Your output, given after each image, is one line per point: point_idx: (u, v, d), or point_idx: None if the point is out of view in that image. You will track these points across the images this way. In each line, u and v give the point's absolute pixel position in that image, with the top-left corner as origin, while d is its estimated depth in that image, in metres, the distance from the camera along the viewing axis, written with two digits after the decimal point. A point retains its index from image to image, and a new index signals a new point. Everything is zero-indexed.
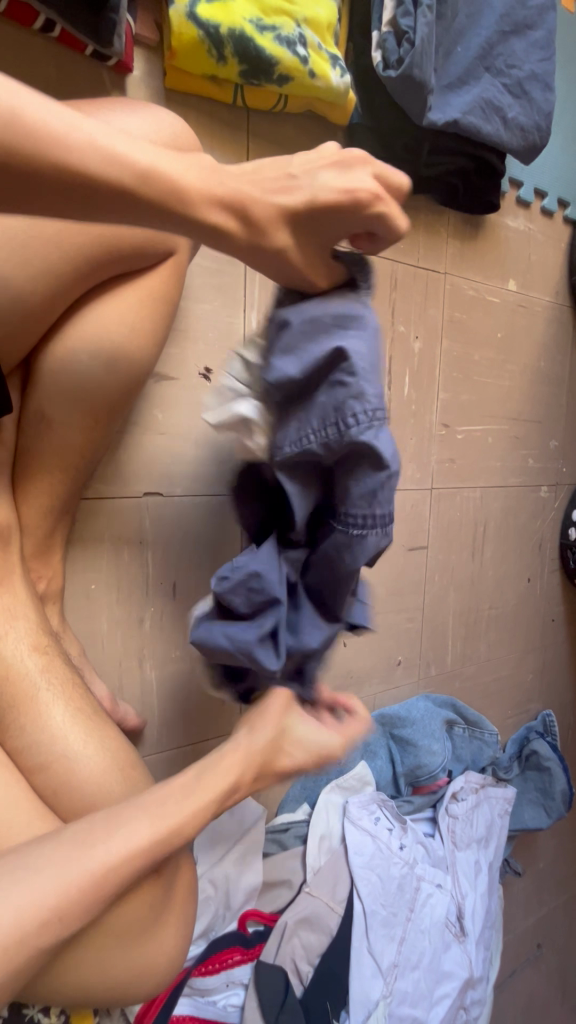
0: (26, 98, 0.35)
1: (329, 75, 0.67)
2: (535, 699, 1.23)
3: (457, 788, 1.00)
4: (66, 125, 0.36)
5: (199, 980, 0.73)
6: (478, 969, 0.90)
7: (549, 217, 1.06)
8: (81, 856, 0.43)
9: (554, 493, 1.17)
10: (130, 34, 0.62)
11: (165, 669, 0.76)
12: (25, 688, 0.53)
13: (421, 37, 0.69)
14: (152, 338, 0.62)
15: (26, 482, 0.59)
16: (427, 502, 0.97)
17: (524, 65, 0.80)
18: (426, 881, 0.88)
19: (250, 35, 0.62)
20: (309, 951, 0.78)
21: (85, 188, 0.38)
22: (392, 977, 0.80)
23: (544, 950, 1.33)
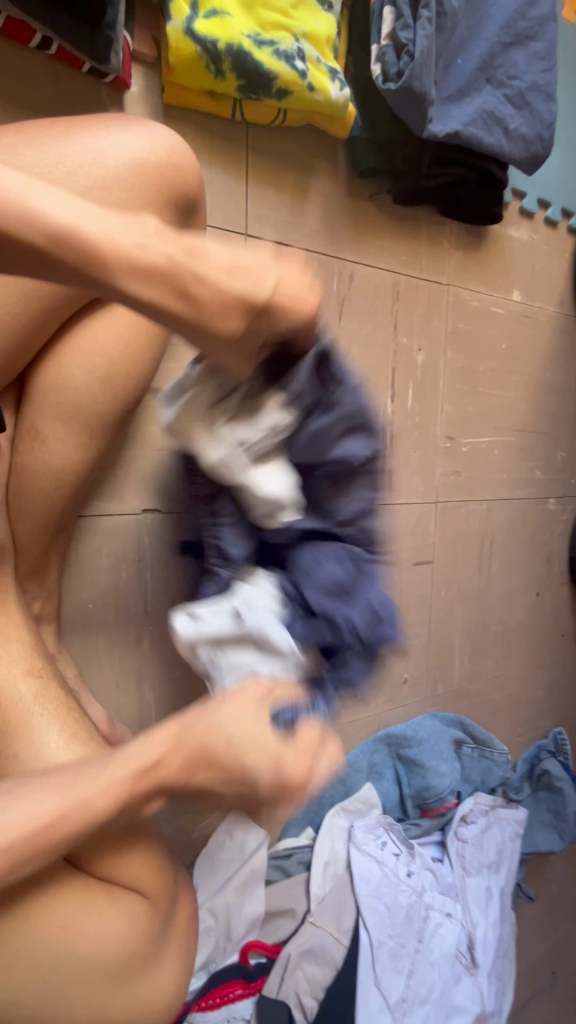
0: (32, 186, 0.38)
1: (328, 88, 0.67)
2: (545, 716, 1.20)
3: (466, 811, 0.97)
4: (67, 214, 0.39)
5: (200, 1017, 0.70)
6: (490, 1003, 0.87)
7: (553, 226, 1.05)
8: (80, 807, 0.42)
9: (562, 505, 1.15)
10: (127, 51, 0.61)
11: (164, 689, 0.74)
12: (17, 713, 0.52)
13: (420, 49, 0.68)
14: (149, 352, 0.61)
15: (19, 500, 0.58)
16: (432, 516, 0.95)
17: (525, 76, 0.79)
18: (436, 909, 0.85)
19: (248, 49, 0.62)
20: (314, 985, 0.75)
21: (69, 269, 0.40)
22: (400, 1012, 0.77)
23: (559, 980, 1.28)
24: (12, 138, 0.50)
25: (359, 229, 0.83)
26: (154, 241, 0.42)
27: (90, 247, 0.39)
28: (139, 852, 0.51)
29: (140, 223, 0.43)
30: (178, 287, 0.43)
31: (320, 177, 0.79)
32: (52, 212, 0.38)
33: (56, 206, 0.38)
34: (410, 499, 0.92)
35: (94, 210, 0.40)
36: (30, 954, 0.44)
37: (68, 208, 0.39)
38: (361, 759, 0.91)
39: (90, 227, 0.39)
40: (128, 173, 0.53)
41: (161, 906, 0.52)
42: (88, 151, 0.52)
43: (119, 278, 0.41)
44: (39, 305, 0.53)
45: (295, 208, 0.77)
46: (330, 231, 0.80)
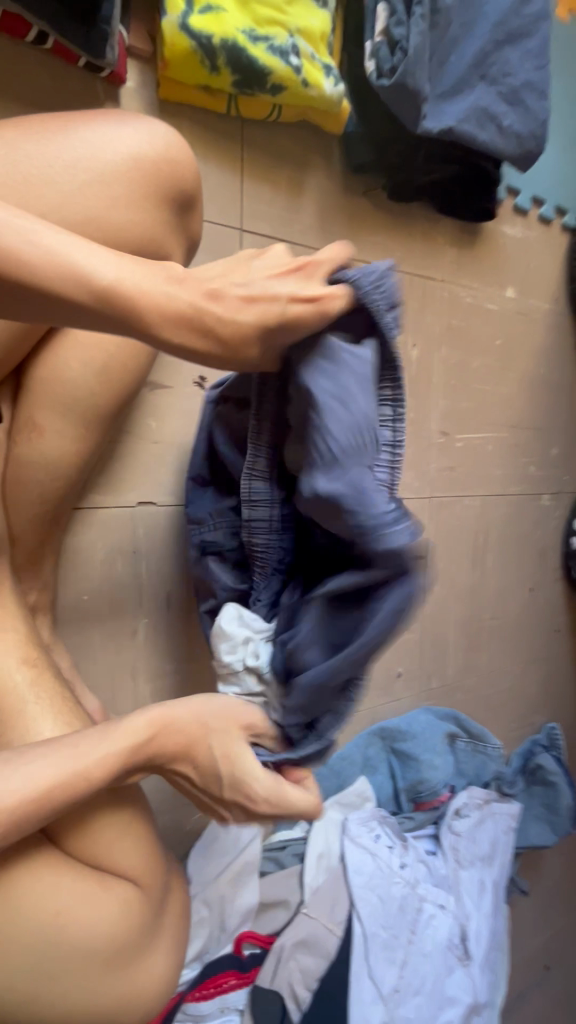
0: (50, 233, 0.39)
1: (323, 84, 0.67)
2: (539, 711, 1.20)
3: (460, 804, 0.98)
4: (87, 259, 0.40)
5: (193, 1005, 0.72)
6: (483, 994, 0.87)
7: (547, 224, 1.06)
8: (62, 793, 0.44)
9: (556, 501, 1.16)
10: (123, 45, 0.62)
11: (159, 681, 0.75)
12: (11, 702, 0.52)
13: (414, 45, 0.69)
14: (144, 345, 0.61)
15: (15, 491, 0.58)
16: (427, 510, 0.96)
17: (519, 74, 0.80)
18: (429, 901, 0.85)
19: (243, 45, 0.63)
20: (307, 975, 0.75)
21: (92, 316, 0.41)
22: (393, 1003, 0.78)
23: (552, 974, 1.29)
24: (8, 131, 0.51)
25: (354, 225, 0.84)
26: (170, 275, 0.43)
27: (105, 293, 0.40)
28: (132, 836, 0.51)
29: (164, 265, 0.43)
30: (203, 324, 0.43)
31: (315, 173, 0.79)
32: (71, 257, 0.39)
33: (76, 252, 0.40)
34: (404, 494, 0.93)
35: (111, 253, 0.41)
36: (22, 940, 0.44)
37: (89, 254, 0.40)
38: (355, 752, 0.92)
39: (106, 270, 0.40)
40: (122, 167, 0.53)
41: (152, 892, 0.51)
42: (83, 144, 0.52)
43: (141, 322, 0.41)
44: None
45: (291, 204, 0.78)
46: (324, 226, 0.81)
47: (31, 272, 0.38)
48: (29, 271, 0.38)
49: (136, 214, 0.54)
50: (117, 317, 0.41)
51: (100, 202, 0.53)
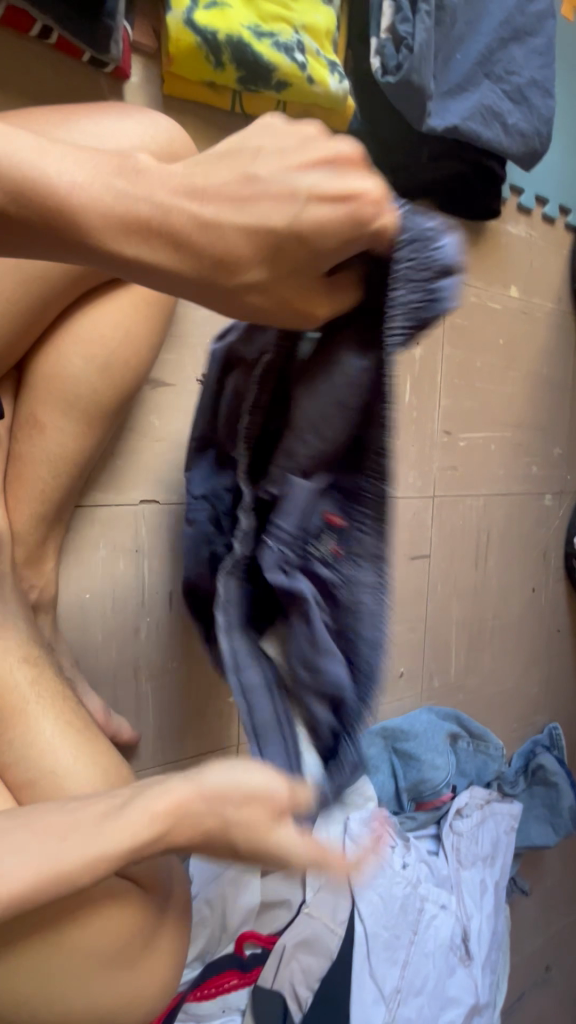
0: (41, 153, 0.35)
1: (328, 81, 0.67)
2: (541, 711, 1.20)
3: (462, 804, 0.98)
4: (88, 184, 0.35)
5: (195, 1005, 0.71)
6: (484, 994, 0.87)
7: (550, 223, 1.06)
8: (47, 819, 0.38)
9: (559, 501, 1.16)
10: (127, 40, 0.61)
11: (161, 680, 0.75)
12: (13, 701, 0.51)
13: (419, 42, 0.68)
14: (148, 342, 0.61)
15: (17, 488, 0.58)
16: (429, 510, 0.96)
17: (524, 72, 0.80)
18: (430, 902, 0.85)
19: (247, 41, 0.62)
20: (309, 975, 0.75)
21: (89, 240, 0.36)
22: (394, 1003, 0.78)
23: (553, 974, 1.29)
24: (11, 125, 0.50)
25: None
26: (165, 191, 0.37)
27: (100, 218, 0.36)
28: None
29: (159, 170, 0.38)
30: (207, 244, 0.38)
31: None
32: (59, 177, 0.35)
33: (71, 172, 0.35)
34: (407, 493, 0.93)
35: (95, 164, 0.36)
36: (22, 942, 0.43)
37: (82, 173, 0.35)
38: None
39: (99, 190, 0.36)
40: None
41: (156, 896, 0.51)
42: (87, 139, 0.52)
43: (135, 246, 0.37)
44: (37, 291, 0.53)
45: None
46: None
47: (27, 203, 0.34)
48: (32, 204, 0.34)
49: None
50: (117, 241, 0.36)
51: None
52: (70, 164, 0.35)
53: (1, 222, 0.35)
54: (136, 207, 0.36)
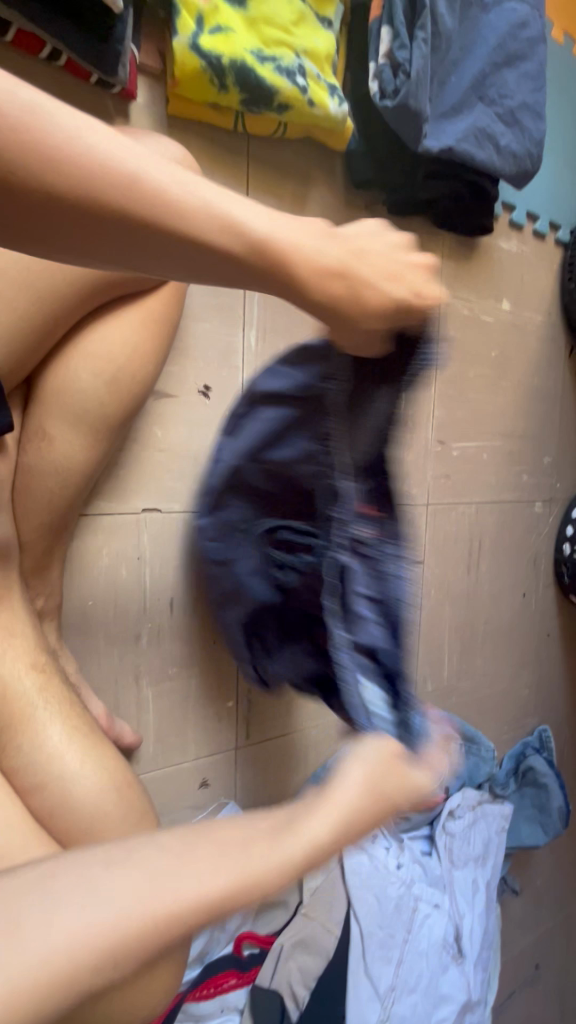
0: (65, 113, 0.32)
1: (327, 104, 0.69)
2: (531, 713, 1.23)
3: (455, 806, 1.00)
4: (126, 154, 0.34)
5: (194, 1006, 0.72)
6: (476, 991, 0.89)
7: (541, 239, 1.09)
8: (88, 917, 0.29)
9: (548, 508, 1.19)
10: (134, 62, 0.63)
11: (162, 685, 0.76)
12: (21, 707, 0.53)
13: (416, 68, 0.71)
14: (152, 357, 0.62)
15: (25, 498, 0.59)
16: (424, 518, 0.98)
17: (516, 96, 0.82)
18: (424, 901, 0.87)
19: (251, 65, 0.64)
20: (306, 975, 0.77)
21: (130, 227, 0.34)
22: (389, 1000, 0.79)
23: (542, 972, 1.31)
24: None
25: None
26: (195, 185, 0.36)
27: (139, 210, 0.34)
28: None
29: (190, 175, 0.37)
30: (240, 237, 0.38)
31: (318, 188, 0.81)
32: (92, 148, 0.32)
33: (109, 148, 0.33)
34: None
35: (122, 141, 0.34)
36: None
37: (118, 146, 0.33)
38: None
39: (134, 168, 0.34)
40: None
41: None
42: None
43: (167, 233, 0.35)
44: (46, 308, 0.54)
45: None
46: None
47: (55, 178, 0.31)
48: (61, 180, 0.31)
49: None
50: (159, 231, 0.35)
51: None
52: (105, 138, 0.33)
53: (34, 204, 0.32)
54: (178, 194, 0.35)
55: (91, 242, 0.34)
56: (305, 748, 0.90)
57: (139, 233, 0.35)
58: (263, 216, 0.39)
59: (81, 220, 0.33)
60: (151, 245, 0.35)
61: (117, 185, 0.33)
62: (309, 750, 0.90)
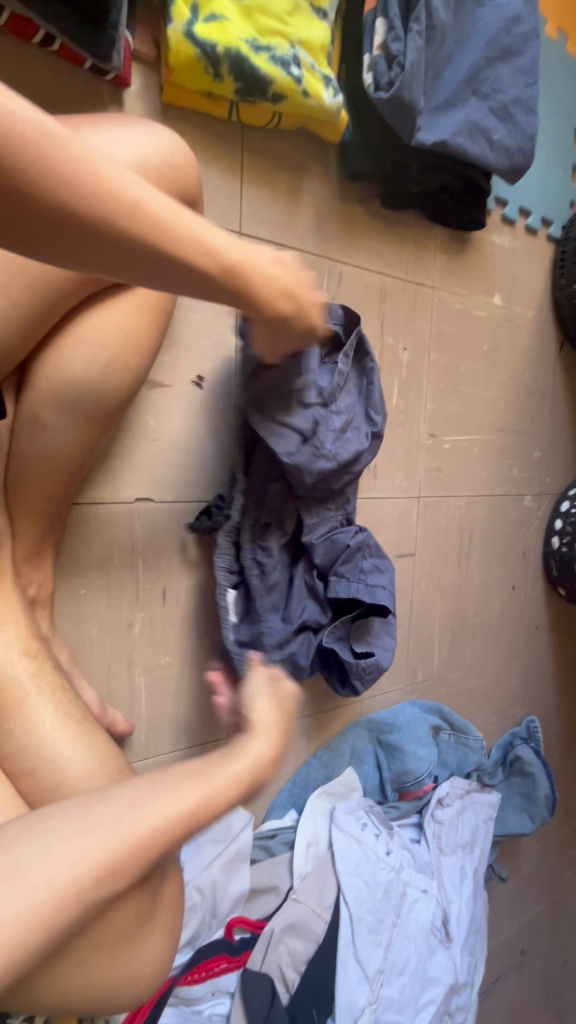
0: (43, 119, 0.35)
1: (322, 95, 0.69)
2: (519, 704, 1.24)
3: (443, 794, 1.01)
4: (134, 187, 0.39)
5: (185, 989, 0.73)
6: (462, 974, 0.91)
7: (533, 234, 1.10)
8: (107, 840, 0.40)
9: (538, 502, 1.20)
10: (128, 49, 0.63)
11: (154, 674, 0.76)
12: (13, 693, 0.53)
13: (411, 60, 0.71)
14: (146, 346, 0.63)
15: (18, 486, 0.59)
16: (415, 510, 0.99)
17: (509, 90, 0.83)
18: (412, 887, 0.88)
19: (246, 54, 0.64)
20: (295, 958, 0.78)
21: (111, 249, 0.39)
22: (378, 983, 0.81)
23: (528, 957, 1.34)
24: None
25: (348, 230, 0.86)
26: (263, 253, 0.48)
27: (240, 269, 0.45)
28: None
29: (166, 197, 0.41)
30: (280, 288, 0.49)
31: (312, 180, 0.81)
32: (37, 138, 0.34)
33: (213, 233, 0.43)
34: (393, 494, 0.96)
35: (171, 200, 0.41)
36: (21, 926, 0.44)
37: (198, 224, 0.42)
38: (343, 744, 0.94)
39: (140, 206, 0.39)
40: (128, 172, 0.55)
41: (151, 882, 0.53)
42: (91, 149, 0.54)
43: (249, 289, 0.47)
44: (39, 295, 0.54)
45: (288, 209, 0.80)
46: (321, 232, 0.83)
47: (46, 183, 0.35)
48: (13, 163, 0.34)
49: None
50: (154, 250, 0.40)
51: None
52: (115, 171, 0.38)
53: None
54: (155, 211, 0.39)
55: (195, 281, 0.43)
56: (296, 738, 0.91)
57: (124, 246, 0.39)
58: (246, 249, 0.46)
59: (86, 240, 0.38)
60: (118, 253, 0.39)
61: (80, 193, 0.36)
62: (300, 740, 0.91)
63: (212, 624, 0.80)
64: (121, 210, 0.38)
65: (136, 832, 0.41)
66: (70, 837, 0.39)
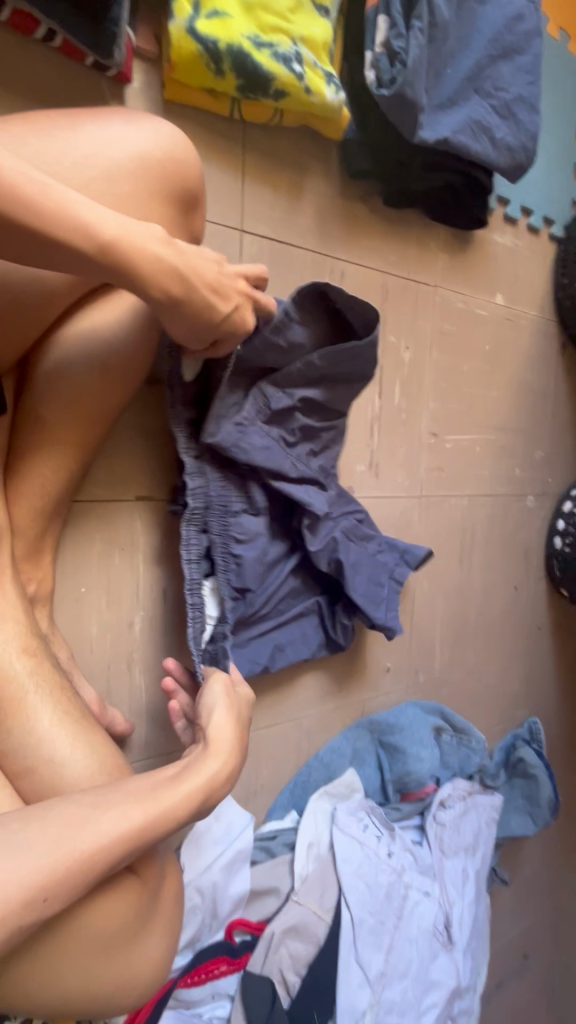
0: None
1: (324, 92, 0.69)
2: (522, 706, 1.23)
3: (445, 796, 1.00)
4: (31, 181, 0.44)
5: (185, 992, 0.73)
6: (465, 978, 0.90)
7: (535, 234, 1.10)
8: (67, 836, 0.41)
9: (540, 502, 1.19)
10: (130, 46, 0.63)
11: (154, 674, 0.76)
12: (12, 691, 0.53)
13: (413, 56, 0.71)
14: (146, 343, 0.63)
15: (16, 483, 0.59)
16: (416, 509, 0.99)
17: (511, 88, 0.83)
18: (414, 889, 0.88)
19: (247, 51, 0.64)
20: (296, 960, 0.78)
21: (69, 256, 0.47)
22: (379, 986, 0.80)
23: (530, 962, 1.33)
24: (16, 126, 0.51)
25: (350, 228, 0.86)
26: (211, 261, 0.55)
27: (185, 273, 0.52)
28: None
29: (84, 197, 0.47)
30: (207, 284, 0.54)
31: (314, 177, 0.81)
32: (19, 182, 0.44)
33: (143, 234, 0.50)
34: (394, 493, 0.95)
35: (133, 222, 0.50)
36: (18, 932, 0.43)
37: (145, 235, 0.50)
38: (345, 745, 0.94)
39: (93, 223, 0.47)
40: (131, 166, 0.55)
41: (151, 882, 0.53)
42: (93, 145, 0.53)
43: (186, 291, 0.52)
44: (41, 290, 0.54)
45: (289, 207, 0.80)
46: (322, 230, 0.83)
47: None
48: None
49: (142, 214, 0.56)
50: (52, 243, 0.46)
51: (107, 199, 0.54)
52: (32, 176, 0.45)
53: None
54: (50, 207, 0.45)
55: (98, 271, 0.49)
56: (296, 738, 0.90)
57: (23, 240, 0.45)
58: (147, 237, 0.50)
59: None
60: (22, 246, 0.46)
61: (48, 216, 0.45)
62: (301, 741, 0.90)
63: None
64: (18, 207, 0.44)
65: (103, 832, 0.42)
66: (39, 832, 0.41)
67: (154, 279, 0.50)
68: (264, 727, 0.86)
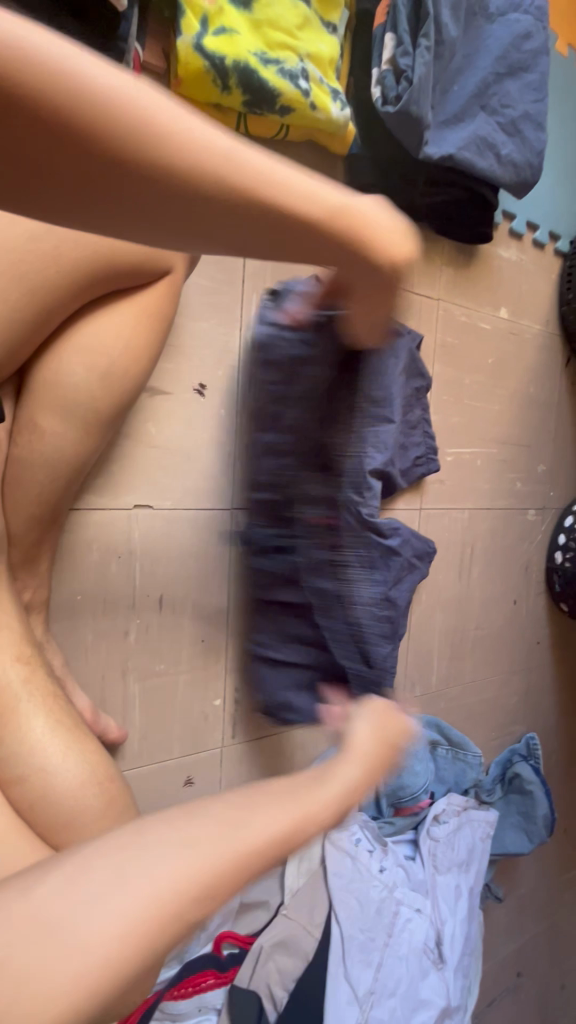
0: None
1: (330, 108, 0.70)
2: (519, 721, 1.22)
3: (439, 811, 1.00)
4: (212, 136, 0.30)
5: (171, 1004, 0.72)
6: (455, 998, 0.89)
7: (541, 248, 1.10)
8: (159, 873, 0.32)
9: (541, 516, 1.19)
10: (138, 61, 0.63)
11: (149, 681, 0.76)
12: (5, 699, 0.53)
13: (419, 74, 0.71)
14: (146, 355, 0.63)
15: (16, 491, 0.59)
16: (416, 522, 0.99)
17: (518, 105, 0.83)
18: (405, 905, 0.87)
19: (254, 68, 0.65)
20: (284, 975, 0.77)
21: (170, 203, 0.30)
22: (368, 1005, 0.78)
23: (524, 979, 1.31)
24: None
25: None
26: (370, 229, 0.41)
27: (365, 227, 0.38)
28: None
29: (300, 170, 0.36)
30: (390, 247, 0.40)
31: None
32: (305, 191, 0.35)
33: (296, 181, 0.34)
34: (394, 504, 0.95)
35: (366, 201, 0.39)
36: None
37: (379, 220, 0.39)
38: None
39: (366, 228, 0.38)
40: None
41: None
42: None
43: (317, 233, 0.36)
44: (39, 300, 0.54)
45: None
46: None
47: None
48: None
49: None
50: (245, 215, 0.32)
51: None
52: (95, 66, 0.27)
53: None
54: (276, 178, 0.33)
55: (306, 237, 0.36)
56: (291, 749, 0.89)
57: (126, 176, 0.28)
58: (309, 182, 0.35)
59: (184, 202, 0.30)
60: (131, 191, 0.29)
61: (200, 166, 0.30)
62: (295, 751, 0.90)
63: (209, 634, 0.80)
64: (205, 170, 0.30)
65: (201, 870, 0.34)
66: None
67: (252, 203, 0.32)
68: (260, 736, 0.86)
